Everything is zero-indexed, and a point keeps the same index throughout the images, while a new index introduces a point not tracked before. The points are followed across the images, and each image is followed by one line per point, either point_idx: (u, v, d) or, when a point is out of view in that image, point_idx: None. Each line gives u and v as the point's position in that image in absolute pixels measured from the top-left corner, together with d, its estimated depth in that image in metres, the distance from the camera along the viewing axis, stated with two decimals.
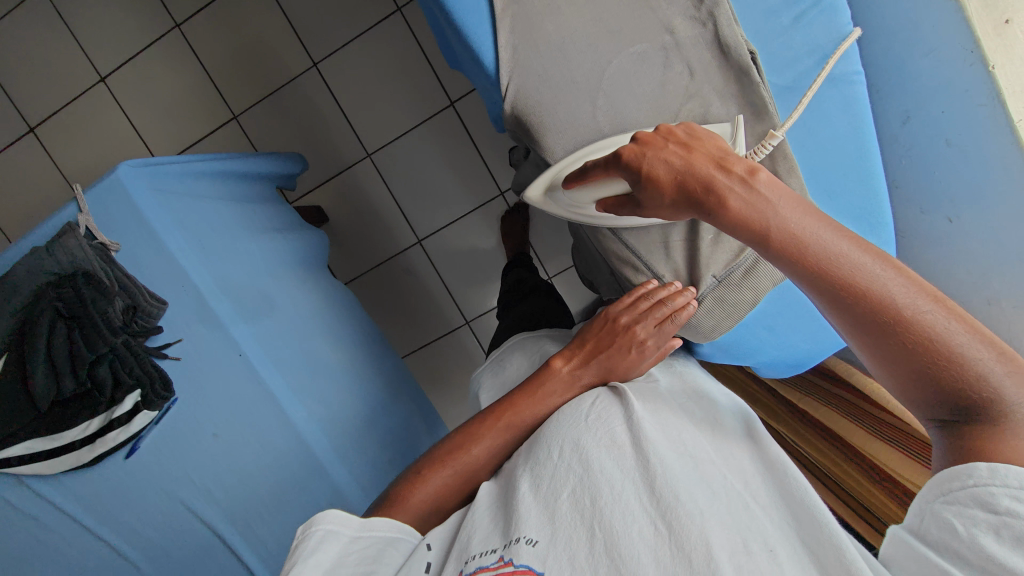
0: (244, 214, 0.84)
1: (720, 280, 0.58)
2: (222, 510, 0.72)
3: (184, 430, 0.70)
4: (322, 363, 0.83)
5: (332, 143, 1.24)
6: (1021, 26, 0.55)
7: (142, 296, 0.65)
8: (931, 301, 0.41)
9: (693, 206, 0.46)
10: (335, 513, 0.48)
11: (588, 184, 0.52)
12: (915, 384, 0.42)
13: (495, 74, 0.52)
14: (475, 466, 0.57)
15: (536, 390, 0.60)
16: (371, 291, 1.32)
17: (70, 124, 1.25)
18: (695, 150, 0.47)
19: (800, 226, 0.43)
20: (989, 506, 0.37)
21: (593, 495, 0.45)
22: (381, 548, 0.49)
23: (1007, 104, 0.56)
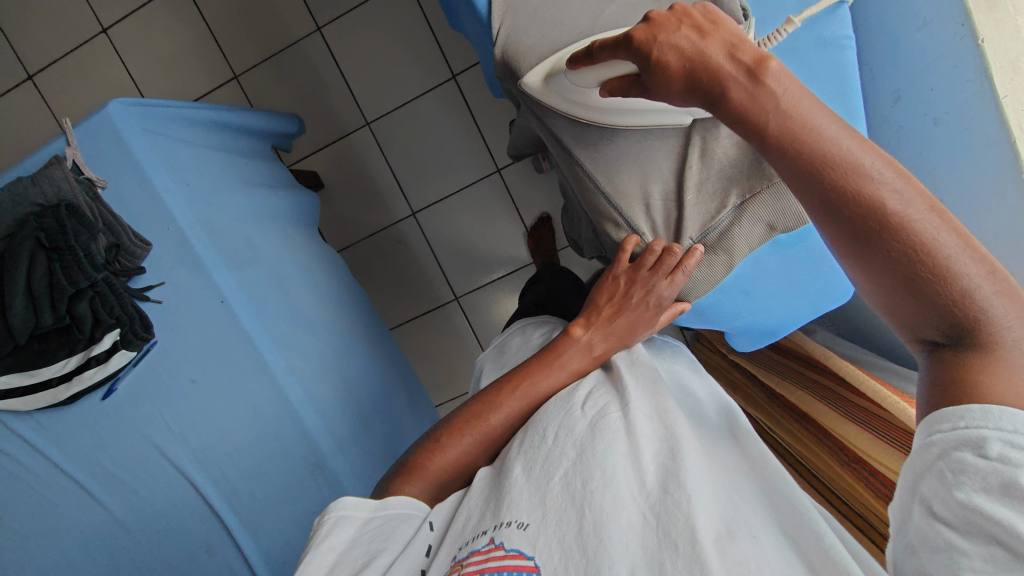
0: (235, 166, 0.84)
1: (695, 242, 0.55)
2: (196, 457, 0.72)
3: (161, 374, 0.70)
4: (305, 319, 0.83)
5: (331, 109, 1.24)
6: (1011, 1, 0.55)
7: (126, 234, 0.65)
8: (926, 209, 0.41)
9: (700, 96, 0.43)
10: (349, 499, 0.49)
11: (593, 67, 0.47)
12: (903, 300, 0.42)
13: (487, 18, 0.54)
14: (494, 433, 0.57)
15: (554, 359, 0.59)
16: (362, 261, 1.32)
17: (69, 74, 1.24)
18: (710, 36, 0.43)
19: (807, 131, 0.42)
20: (981, 451, 0.35)
21: (585, 479, 0.43)
22: (396, 526, 0.49)
23: (994, 79, 0.56)
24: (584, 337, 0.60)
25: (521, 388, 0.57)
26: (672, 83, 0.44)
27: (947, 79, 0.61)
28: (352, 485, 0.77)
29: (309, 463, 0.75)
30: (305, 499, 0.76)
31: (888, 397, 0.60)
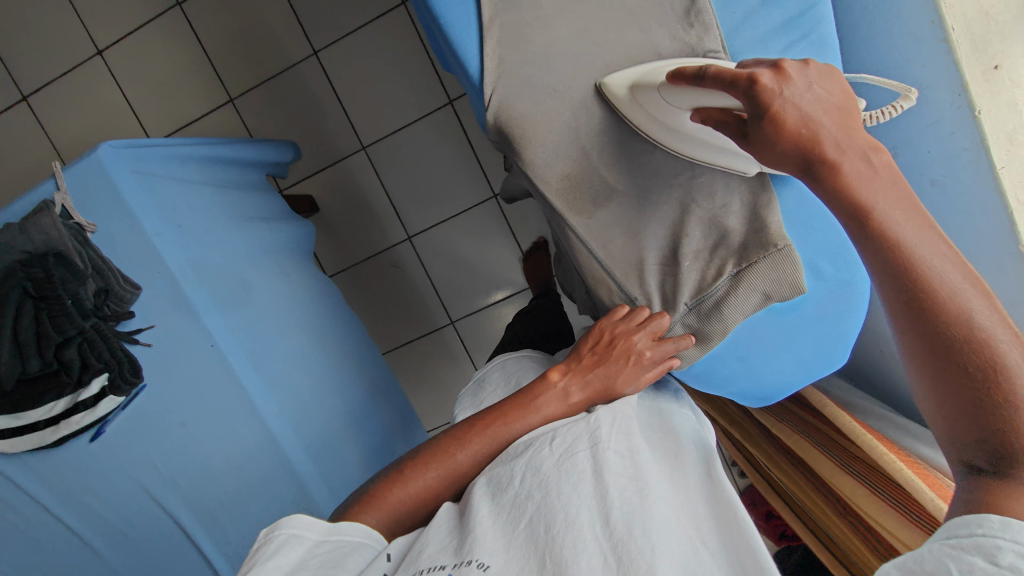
0: (228, 201, 0.83)
1: (691, 308, 0.56)
2: (186, 499, 0.72)
3: (151, 417, 0.70)
4: (298, 357, 0.82)
5: (328, 134, 1.23)
6: (1010, 72, 0.52)
7: (115, 279, 0.64)
8: (1003, 322, 0.39)
9: (802, 161, 0.42)
10: (301, 518, 0.45)
11: (696, 89, 0.45)
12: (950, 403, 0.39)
13: (478, 81, 0.51)
14: (460, 472, 0.53)
15: (527, 401, 0.55)
16: (358, 284, 1.31)
17: (64, 96, 1.23)
18: (832, 113, 0.42)
19: (906, 231, 0.41)
20: (989, 556, 0.32)
21: (547, 523, 0.41)
22: (346, 554, 0.45)
23: (990, 150, 0.53)
24: (563, 381, 0.56)
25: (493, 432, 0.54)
26: (776, 147, 0.42)
27: (941, 143, 0.57)
28: None
29: (300, 506, 0.74)
30: None
31: (881, 451, 0.60)
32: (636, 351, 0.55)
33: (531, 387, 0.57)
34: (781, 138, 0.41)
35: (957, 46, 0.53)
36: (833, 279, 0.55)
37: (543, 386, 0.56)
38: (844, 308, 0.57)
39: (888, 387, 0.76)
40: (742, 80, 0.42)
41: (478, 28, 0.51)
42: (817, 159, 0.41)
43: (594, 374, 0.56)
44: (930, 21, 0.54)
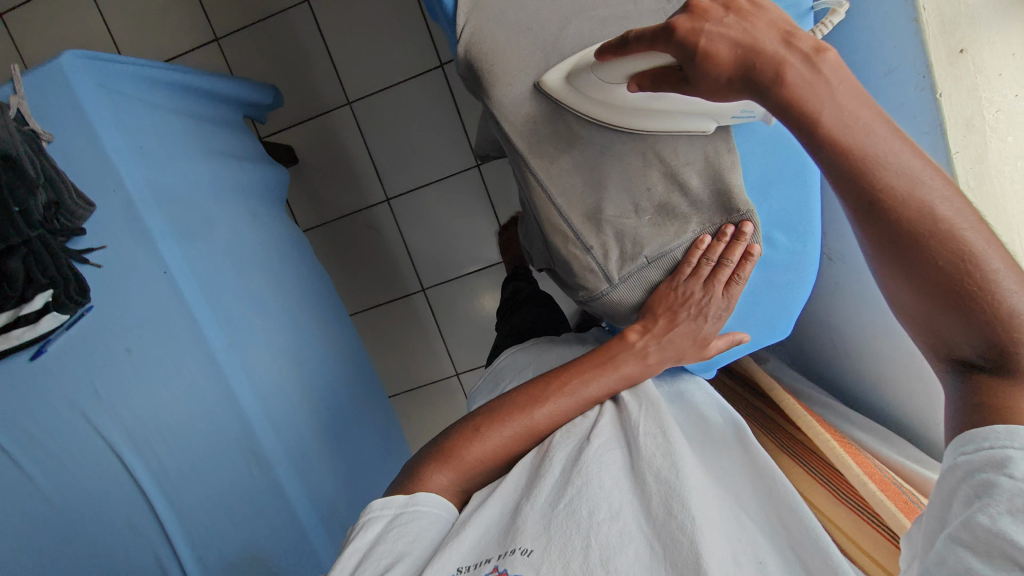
0: (198, 133, 0.81)
1: (651, 262, 0.56)
2: (125, 428, 0.70)
3: (96, 341, 0.68)
4: (256, 298, 0.80)
5: (313, 86, 1.21)
6: (977, 56, 0.48)
7: (67, 192, 0.63)
8: (971, 220, 0.45)
9: (749, 87, 0.42)
10: (378, 501, 0.55)
11: (627, 58, 0.44)
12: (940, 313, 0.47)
13: (452, 13, 0.52)
14: (535, 428, 0.62)
15: (605, 362, 0.64)
16: (332, 241, 1.30)
17: (41, 17, 1.19)
18: (760, 30, 0.42)
19: (876, 151, 0.43)
20: (1007, 471, 0.40)
21: (590, 509, 0.47)
22: (420, 522, 0.54)
23: (947, 135, 0.49)
24: (638, 342, 0.63)
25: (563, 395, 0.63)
26: (722, 75, 0.42)
27: None
28: (285, 471, 0.75)
29: (242, 445, 0.73)
30: (236, 482, 0.74)
31: (819, 432, 0.63)
32: (702, 310, 0.58)
33: (608, 354, 0.64)
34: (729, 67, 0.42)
35: (926, 21, 0.49)
36: (783, 249, 0.58)
37: (616, 354, 0.64)
38: (793, 277, 0.59)
39: (840, 381, 0.78)
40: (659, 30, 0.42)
41: None
42: (766, 71, 0.41)
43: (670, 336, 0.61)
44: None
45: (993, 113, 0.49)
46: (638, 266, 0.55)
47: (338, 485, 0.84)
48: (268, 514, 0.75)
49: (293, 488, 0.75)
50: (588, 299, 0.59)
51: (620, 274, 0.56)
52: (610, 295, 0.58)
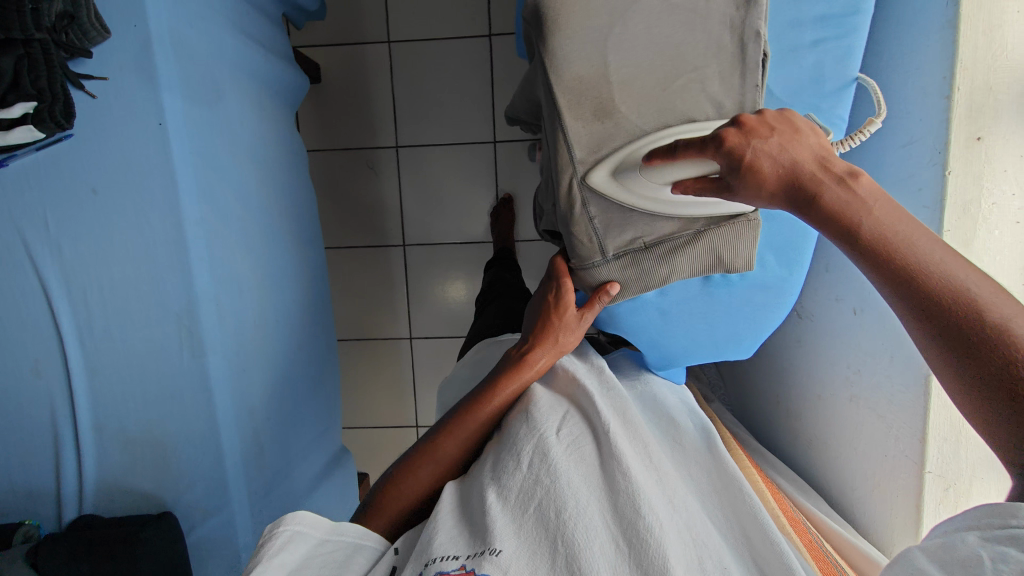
0: (236, 7, 0.79)
1: (647, 246, 0.55)
2: (63, 269, 0.66)
3: (63, 169, 0.64)
4: (240, 186, 0.77)
5: (358, 12, 1.20)
6: (991, 147, 0.51)
7: (87, 12, 0.59)
8: None
9: (791, 202, 0.44)
10: (308, 515, 0.54)
11: (672, 162, 0.47)
12: (989, 405, 0.38)
13: None
14: (445, 461, 0.63)
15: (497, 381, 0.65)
16: (329, 170, 1.27)
17: None
18: (794, 146, 0.44)
19: (895, 228, 0.42)
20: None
21: (558, 509, 0.49)
22: (347, 554, 0.55)
23: (944, 212, 0.52)
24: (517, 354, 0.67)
25: (460, 421, 0.64)
26: (763, 187, 0.44)
27: None
28: (217, 362, 0.72)
29: (180, 322, 0.70)
30: (161, 357, 0.70)
31: (747, 465, 0.66)
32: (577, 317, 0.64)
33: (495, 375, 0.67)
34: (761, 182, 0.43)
35: (955, 106, 0.51)
36: (775, 271, 0.59)
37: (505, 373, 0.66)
38: (772, 302, 0.61)
39: (781, 438, 0.80)
40: (712, 148, 0.45)
41: None
42: (804, 183, 0.43)
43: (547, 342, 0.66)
44: (942, 76, 0.52)
45: (987, 205, 0.52)
46: (632, 244, 0.55)
47: (264, 396, 0.81)
48: (184, 398, 0.72)
49: (219, 382, 0.73)
50: (577, 267, 0.58)
51: (616, 250, 0.55)
52: (602, 270, 0.57)
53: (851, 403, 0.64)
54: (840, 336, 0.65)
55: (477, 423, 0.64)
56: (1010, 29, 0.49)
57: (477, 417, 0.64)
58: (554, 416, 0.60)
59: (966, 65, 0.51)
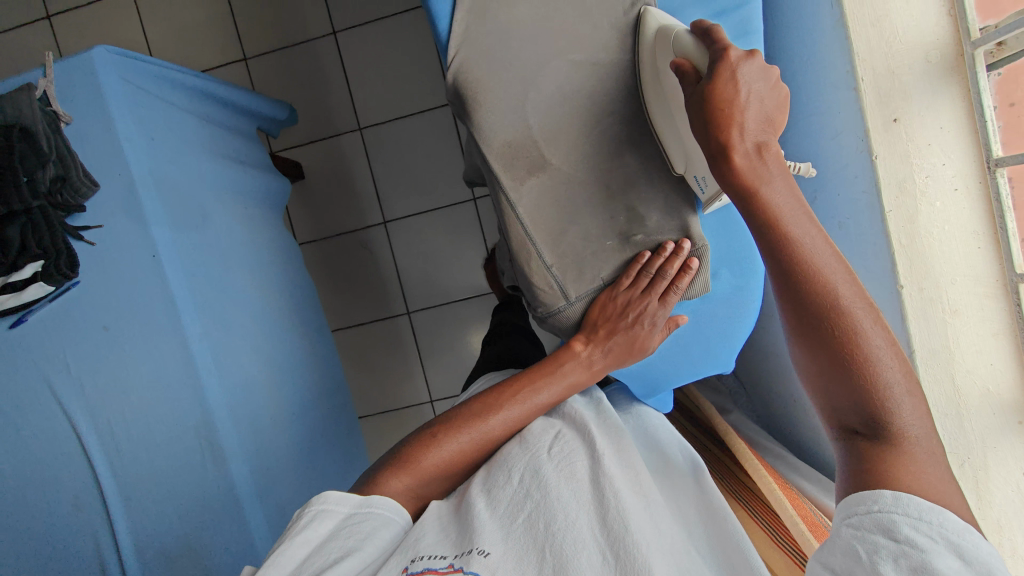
0: (210, 135, 0.86)
1: (605, 283, 0.60)
2: (86, 405, 0.72)
3: (75, 315, 0.71)
4: (238, 296, 0.82)
5: (326, 108, 1.28)
6: (909, 126, 0.53)
7: (76, 171, 0.66)
8: (869, 312, 0.50)
9: (709, 125, 0.47)
10: (336, 493, 0.54)
11: (695, 37, 0.48)
12: (831, 373, 0.51)
13: (444, 42, 0.53)
14: (433, 471, 0.60)
15: (555, 370, 0.66)
16: (325, 256, 1.33)
17: (88, 22, 1.32)
18: (771, 103, 0.48)
19: (797, 229, 0.50)
20: (892, 535, 0.43)
21: (547, 521, 0.49)
22: (375, 525, 0.53)
23: (881, 193, 0.54)
24: (585, 353, 0.65)
25: (469, 429, 0.63)
26: (711, 99, 0.47)
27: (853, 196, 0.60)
28: (239, 466, 0.75)
29: (200, 434, 0.74)
30: (188, 471, 0.74)
31: (761, 472, 0.67)
32: (639, 316, 0.60)
33: (507, 388, 0.65)
34: (708, 121, 0.47)
35: (863, 96, 0.54)
36: (728, 283, 0.62)
37: (518, 389, 0.65)
38: (736, 310, 0.64)
39: (803, 438, 0.79)
40: (711, 57, 0.47)
41: None
42: (724, 140, 0.47)
43: (614, 340, 0.62)
44: (846, 70, 0.55)
45: (922, 179, 0.53)
46: (589, 284, 0.60)
47: (292, 490, 0.84)
48: (214, 507, 0.74)
49: (243, 487, 0.75)
50: (545, 314, 0.62)
51: (577, 294, 0.60)
52: (569, 310, 0.61)
53: None
54: None
55: (485, 437, 0.63)
56: (896, 19, 0.53)
57: (486, 429, 0.63)
58: (548, 435, 0.61)
59: (864, 56, 0.53)
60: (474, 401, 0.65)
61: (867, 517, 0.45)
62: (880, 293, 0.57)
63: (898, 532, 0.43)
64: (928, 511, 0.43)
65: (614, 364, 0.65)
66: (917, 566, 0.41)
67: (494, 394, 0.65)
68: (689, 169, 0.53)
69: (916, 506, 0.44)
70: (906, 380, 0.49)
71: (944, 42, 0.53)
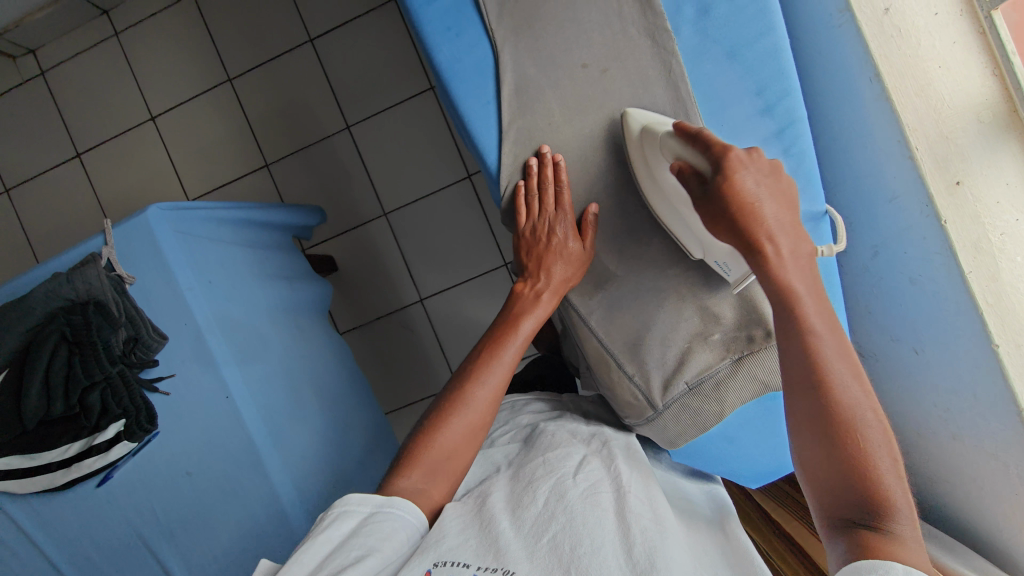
0: (257, 260, 0.89)
1: (691, 387, 0.65)
2: (178, 550, 0.74)
3: (158, 464, 0.72)
4: (307, 416, 0.83)
5: (351, 200, 1.32)
6: (973, 188, 0.55)
7: (145, 329, 0.68)
8: (871, 410, 0.47)
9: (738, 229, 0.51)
10: (355, 495, 0.53)
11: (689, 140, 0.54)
12: (826, 461, 0.47)
13: (496, 172, 0.65)
14: (442, 454, 0.60)
15: (511, 322, 0.68)
16: (367, 342, 1.34)
17: (114, 155, 1.39)
18: (776, 195, 0.52)
19: (817, 326, 0.50)
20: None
21: (573, 543, 0.48)
22: (397, 529, 0.52)
23: (958, 257, 0.55)
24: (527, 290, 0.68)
25: (458, 407, 0.62)
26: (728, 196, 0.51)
27: (914, 248, 0.59)
28: None
29: None
30: None
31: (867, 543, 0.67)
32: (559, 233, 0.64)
33: (477, 358, 0.66)
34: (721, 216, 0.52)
35: (921, 163, 0.56)
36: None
37: (489, 355, 0.66)
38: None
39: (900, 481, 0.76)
40: (709, 157, 0.52)
41: (496, 128, 0.63)
42: (750, 235, 0.51)
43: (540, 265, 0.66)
44: (897, 140, 0.58)
45: (997, 236, 0.54)
46: (679, 390, 0.65)
47: None
48: None
49: None
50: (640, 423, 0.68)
51: (664, 399, 0.66)
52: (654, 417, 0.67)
53: (955, 440, 0.61)
54: (920, 380, 0.63)
55: (474, 410, 0.62)
56: (938, 84, 0.56)
57: (466, 396, 0.63)
58: (571, 465, 0.59)
59: (914, 126, 0.56)
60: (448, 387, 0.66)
61: None
62: (971, 349, 0.56)
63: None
64: None
65: (558, 283, 0.65)
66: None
67: (465, 371, 0.66)
68: (707, 253, 0.60)
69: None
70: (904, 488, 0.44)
71: (995, 101, 0.55)
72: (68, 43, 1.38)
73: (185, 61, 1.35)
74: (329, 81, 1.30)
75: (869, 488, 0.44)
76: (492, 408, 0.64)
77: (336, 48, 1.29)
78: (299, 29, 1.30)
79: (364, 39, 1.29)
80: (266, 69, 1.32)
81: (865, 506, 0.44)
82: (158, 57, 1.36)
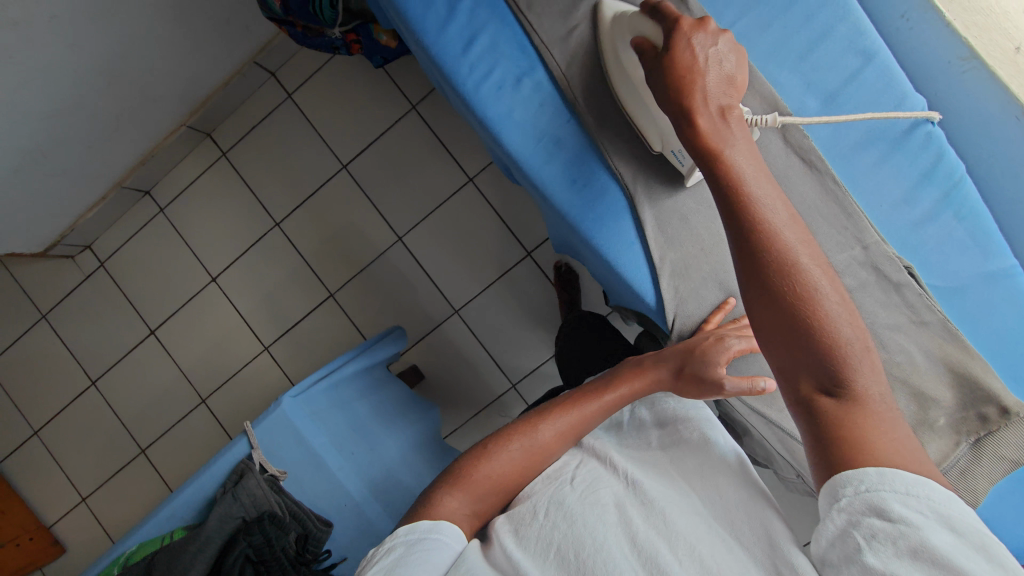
0: (378, 407, 0.90)
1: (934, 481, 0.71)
2: None
3: None
4: None
5: (420, 306, 1.33)
6: None
7: (313, 522, 0.69)
8: (814, 264, 0.52)
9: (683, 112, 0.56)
10: (402, 527, 0.57)
11: (651, 17, 0.60)
12: (784, 339, 0.51)
13: (653, 295, 0.70)
14: (491, 481, 0.62)
15: (609, 379, 0.69)
16: (472, 442, 1.32)
17: (185, 322, 1.42)
18: (754, 154, 0.56)
19: (758, 194, 0.54)
20: (885, 514, 0.44)
21: (577, 549, 0.52)
22: (441, 553, 0.55)
23: None
24: (641, 362, 0.70)
25: (517, 436, 0.64)
26: (675, 57, 0.56)
27: None
28: None
29: None
30: None
31: None
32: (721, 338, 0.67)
33: (553, 404, 0.68)
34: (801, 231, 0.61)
35: None
36: None
37: (565, 399, 0.68)
38: None
39: None
40: (665, 31, 0.57)
41: (644, 259, 0.70)
42: (688, 107, 0.56)
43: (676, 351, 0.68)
44: None
45: None
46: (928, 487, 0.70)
47: None
48: None
49: None
50: None
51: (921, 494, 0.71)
52: None
53: None
54: None
55: (534, 442, 0.64)
56: None
57: (527, 424, 0.65)
58: (571, 466, 0.62)
59: None
60: (521, 418, 0.67)
61: (862, 501, 0.45)
62: None
63: (891, 509, 0.44)
64: (915, 484, 0.44)
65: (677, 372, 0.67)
66: (915, 547, 0.42)
67: (544, 408, 0.68)
68: (665, 144, 0.66)
69: (902, 480, 0.45)
70: (861, 336, 0.50)
71: None
72: (118, 230, 1.43)
73: (230, 219, 1.39)
74: (371, 201, 1.33)
75: (834, 355, 0.49)
76: (551, 447, 0.64)
77: (370, 168, 1.34)
78: (330, 159, 1.35)
79: (395, 153, 1.33)
80: (309, 204, 1.36)
81: (831, 381, 0.50)
82: (204, 221, 1.40)
